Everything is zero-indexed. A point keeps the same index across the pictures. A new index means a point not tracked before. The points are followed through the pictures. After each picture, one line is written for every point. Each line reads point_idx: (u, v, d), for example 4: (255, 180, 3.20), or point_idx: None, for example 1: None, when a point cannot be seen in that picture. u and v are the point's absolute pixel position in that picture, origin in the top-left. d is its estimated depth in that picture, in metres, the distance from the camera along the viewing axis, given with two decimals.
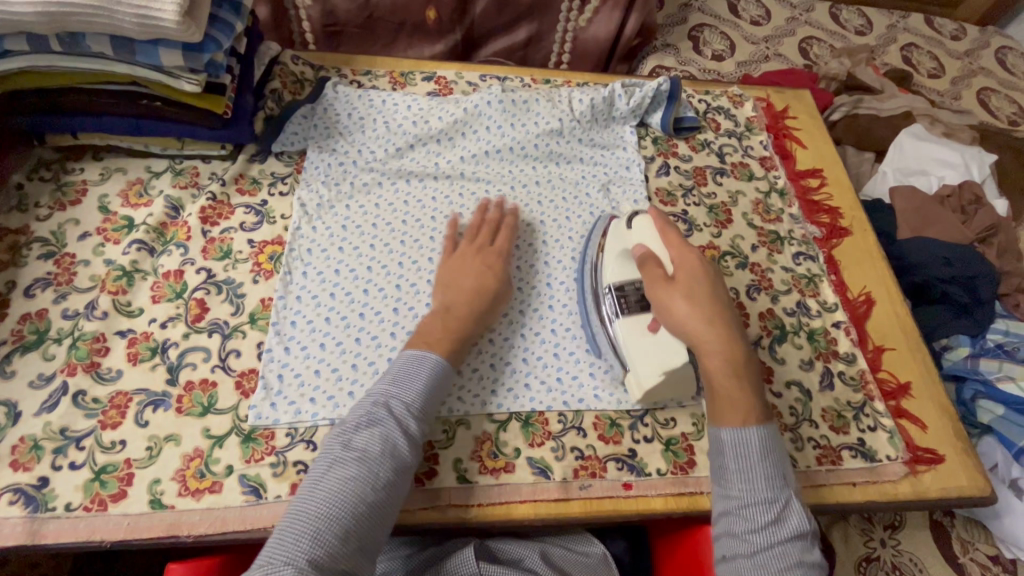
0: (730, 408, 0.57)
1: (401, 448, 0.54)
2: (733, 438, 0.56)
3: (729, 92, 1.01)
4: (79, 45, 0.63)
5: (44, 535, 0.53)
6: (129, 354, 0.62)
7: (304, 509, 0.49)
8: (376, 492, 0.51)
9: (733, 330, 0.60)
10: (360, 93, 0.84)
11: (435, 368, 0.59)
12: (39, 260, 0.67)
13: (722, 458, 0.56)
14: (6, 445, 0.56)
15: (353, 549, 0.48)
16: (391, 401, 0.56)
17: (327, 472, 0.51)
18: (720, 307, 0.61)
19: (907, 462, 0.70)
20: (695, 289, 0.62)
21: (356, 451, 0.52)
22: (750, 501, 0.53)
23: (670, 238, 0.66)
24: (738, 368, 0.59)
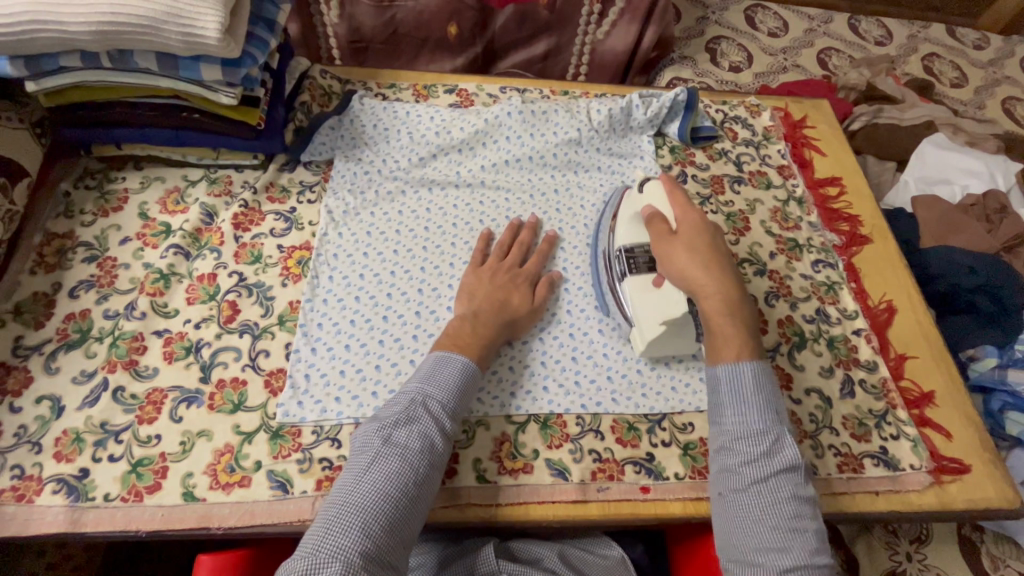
0: (727, 343, 0.61)
1: (438, 445, 0.56)
2: (730, 374, 0.59)
3: (746, 102, 1.03)
4: (126, 61, 0.67)
5: (84, 524, 0.56)
6: (165, 352, 0.65)
7: (350, 501, 0.51)
8: (417, 486, 0.53)
9: (726, 271, 0.65)
10: (384, 105, 0.87)
11: (465, 370, 0.61)
12: (83, 263, 0.70)
13: (718, 395, 0.59)
14: (51, 437, 0.59)
15: (396, 541, 0.50)
16: (428, 400, 0.58)
17: (371, 466, 0.53)
18: (719, 256, 0.66)
19: (931, 471, 0.69)
20: (696, 242, 0.66)
21: (397, 445, 0.54)
22: (742, 435, 0.57)
23: (677, 198, 0.71)
24: (732, 305, 0.63)
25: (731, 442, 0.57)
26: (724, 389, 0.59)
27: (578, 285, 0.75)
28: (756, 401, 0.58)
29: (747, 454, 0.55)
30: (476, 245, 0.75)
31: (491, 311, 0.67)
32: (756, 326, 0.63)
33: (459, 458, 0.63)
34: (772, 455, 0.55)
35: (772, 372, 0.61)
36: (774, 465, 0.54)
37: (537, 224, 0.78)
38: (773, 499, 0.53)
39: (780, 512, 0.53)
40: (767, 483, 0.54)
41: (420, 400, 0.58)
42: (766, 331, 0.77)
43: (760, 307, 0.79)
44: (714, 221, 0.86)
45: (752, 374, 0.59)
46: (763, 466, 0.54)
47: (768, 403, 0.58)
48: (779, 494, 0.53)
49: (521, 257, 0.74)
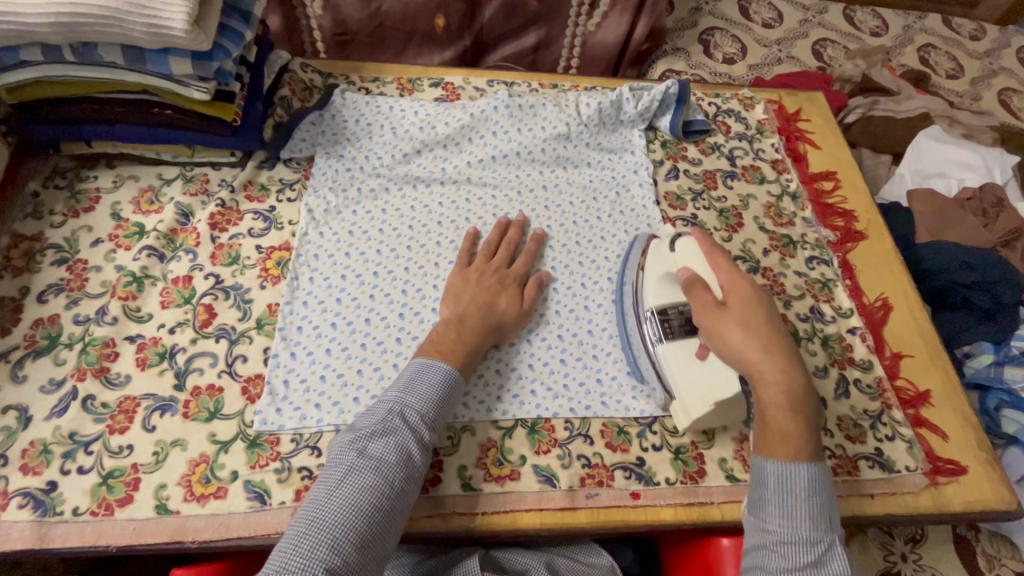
0: (783, 441, 0.54)
1: (415, 457, 0.54)
2: (781, 472, 0.53)
3: (739, 95, 1.00)
4: (91, 54, 0.64)
5: (51, 539, 0.54)
6: (138, 359, 0.63)
7: (321, 516, 0.48)
8: (393, 500, 0.51)
9: (797, 379, 0.55)
10: (367, 100, 0.84)
11: (445, 378, 0.59)
12: (52, 266, 0.68)
13: (764, 490, 0.53)
14: (17, 449, 0.57)
15: (368, 558, 0.48)
16: (405, 409, 0.56)
17: (343, 480, 0.51)
18: (778, 334, 0.58)
19: (927, 473, 0.68)
20: (748, 317, 0.59)
21: (372, 457, 0.52)
22: (773, 451, 0.54)
23: (721, 263, 0.63)
24: (797, 398, 0.55)
25: (756, 448, 0.56)
26: (772, 484, 0.53)
27: (568, 285, 0.73)
28: (808, 501, 0.52)
29: (767, 460, 0.54)
30: (462, 244, 0.73)
31: (477, 314, 0.64)
32: (820, 428, 0.55)
33: (443, 465, 0.62)
34: (802, 472, 0.53)
35: (829, 474, 0.54)
36: (804, 483, 0.52)
37: (525, 224, 0.76)
38: (791, 506, 0.52)
39: (808, 531, 0.51)
40: (786, 489, 0.52)
41: (397, 410, 0.56)
42: None
43: None
44: (706, 218, 0.84)
45: (809, 477, 0.52)
46: (794, 483, 0.52)
47: (822, 503, 0.52)
48: (807, 510, 0.51)
49: (508, 258, 0.71)
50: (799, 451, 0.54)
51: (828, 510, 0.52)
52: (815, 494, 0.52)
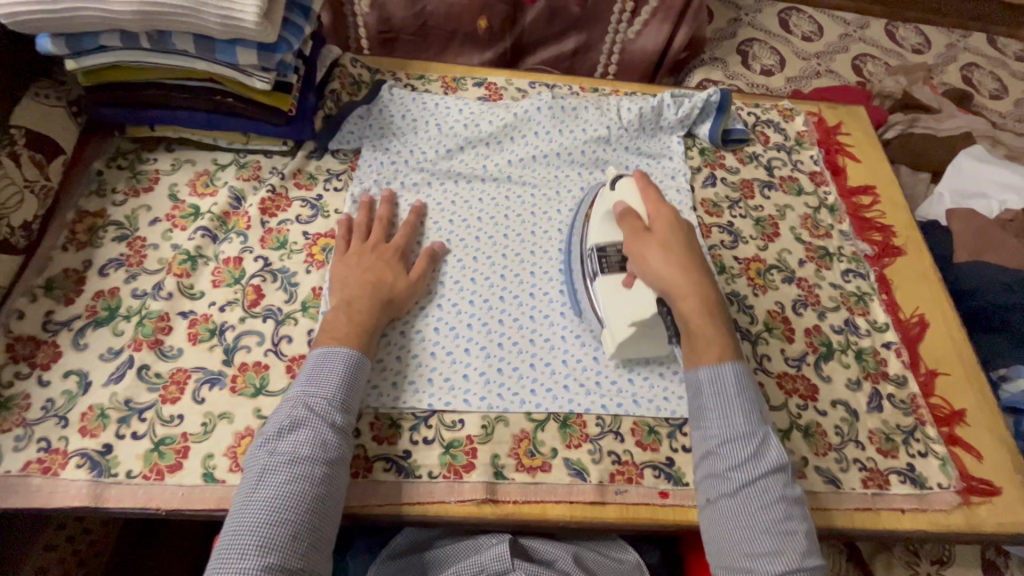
0: (708, 346, 0.60)
1: (331, 442, 0.55)
2: (712, 376, 0.59)
3: (779, 106, 1.00)
4: (164, 42, 0.67)
5: (106, 499, 0.56)
6: (190, 334, 0.66)
7: (244, 518, 0.50)
8: (318, 482, 0.53)
9: (713, 298, 0.62)
10: (413, 96, 0.87)
11: (349, 360, 0.60)
12: (113, 242, 0.71)
13: (701, 399, 0.59)
14: (76, 413, 0.60)
15: (306, 548, 0.50)
16: (309, 401, 0.57)
17: (258, 484, 0.52)
18: (694, 257, 0.64)
19: (960, 492, 0.67)
20: (670, 241, 0.65)
21: (289, 450, 0.54)
22: (728, 438, 0.57)
23: (651, 197, 0.69)
24: (710, 305, 0.62)
25: (717, 446, 0.57)
26: (706, 394, 0.59)
27: (485, 273, 0.74)
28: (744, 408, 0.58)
29: (734, 459, 0.55)
30: (339, 232, 0.73)
31: (360, 290, 0.66)
32: (732, 329, 0.62)
33: (478, 452, 0.63)
34: (759, 457, 0.55)
35: (750, 372, 0.61)
36: (761, 467, 0.55)
37: (393, 198, 0.77)
38: (763, 501, 0.54)
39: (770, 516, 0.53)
40: (757, 486, 0.54)
41: (300, 403, 0.57)
42: (791, 340, 0.75)
43: (787, 315, 0.77)
44: (742, 225, 0.84)
45: (734, 378, 0.59)
46: (751, 469, 0.55)
47: (751, 403, 0.58)
48: (768, 497, 0.54)
49: (384, 235, 0.73)
50: (753, 434, 0.56)
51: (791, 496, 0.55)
52: (775, 478, 0.55)
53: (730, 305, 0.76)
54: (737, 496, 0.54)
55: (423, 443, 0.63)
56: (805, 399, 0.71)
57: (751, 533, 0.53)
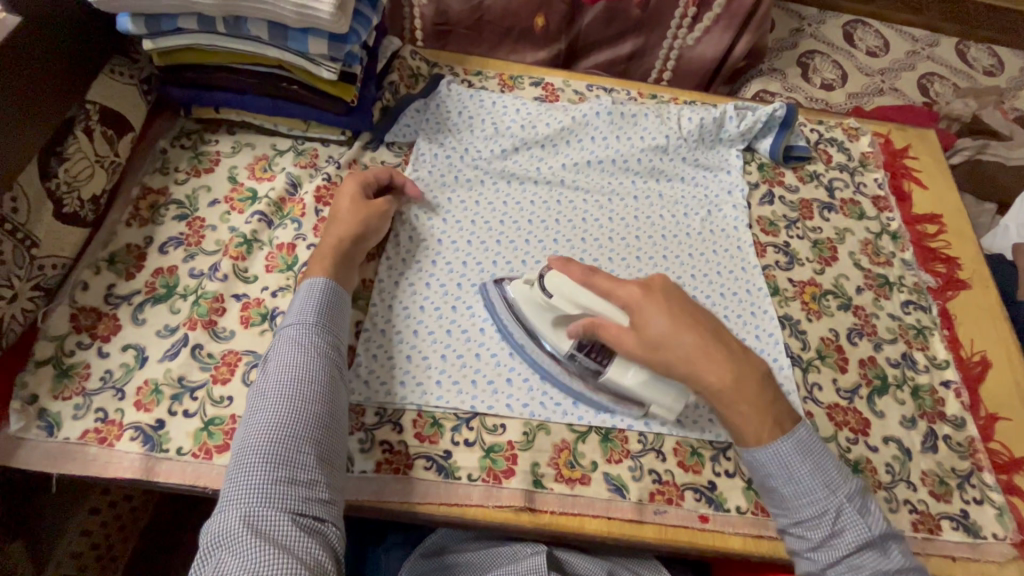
0: (746, 428, 0.57)
1: (319, 365, 0.56)
2: (772, 458, 0.56)
3: (844, 124, 0.97)
4: (240, 27, 0.68)
5: (158, 474, 0.58)
6: (242, 317, 0.67)
7: (247, 444, 0.52)
8: (315, 401, 0.54)
9: (718, 348, 0.58)
10: (471, 93, 0.86)
11: (327, 290, 0.62)
12: (173, 220, 0.72)
13: (766, 475, 0.57)
14: (132, 386, 0.61)
15: (312, 462, 0.52)
16: (294, 331, 0.58)
17: (257, 411, 0.54)
18: (689, 333, 0.58)
19: (1017, 544, 0.64)
20: (658, 341, 0.58)
21: (283, 372, 0.55)
22: (757, 440, 0.57)
23: (601, 284, 0.61)
24: (737, 378, 0.57)
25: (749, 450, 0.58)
26: (768, 465, 0.57)
27: None
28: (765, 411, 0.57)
29: (766, 458, 0.57)
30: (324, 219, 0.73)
31: (340, 225, 0.68)
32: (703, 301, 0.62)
33: (519, 458, 0.62)
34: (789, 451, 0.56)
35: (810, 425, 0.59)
36: (794, 461, 0.56)
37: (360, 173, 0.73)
38: (807, 493, 0.56)
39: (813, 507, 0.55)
40: (795, 481, 0.56)
41: (286, 335, 0.58)
42: (844, 369, 0.73)
43: (842, 343, 0.75)
44: (799, 247, 0.82)
45: (794, 449, 0.56)
46: (787, 466, 0.56)
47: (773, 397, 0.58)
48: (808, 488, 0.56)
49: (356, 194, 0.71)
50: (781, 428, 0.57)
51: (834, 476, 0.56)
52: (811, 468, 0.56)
53: (782, 328, 0.74)
54: (781, 491, 0.57)
55: (464, 444, 0.62)
56: (856, 433, 0.69)
57: (801, 521, 0.56)
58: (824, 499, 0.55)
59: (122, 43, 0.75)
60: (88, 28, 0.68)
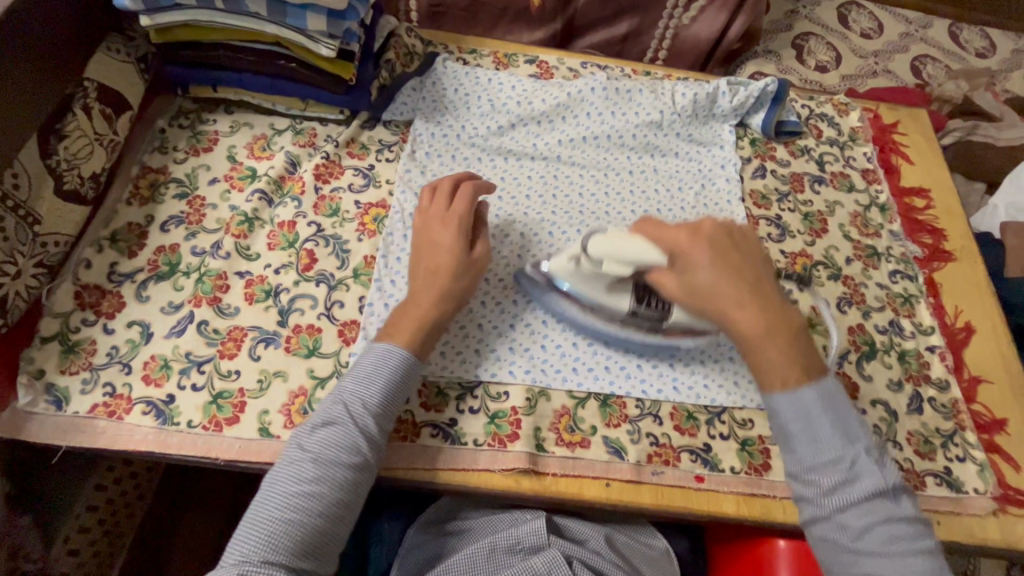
0: (783, 369, 0.57)
1: (360, 449, 0.54)
2: (837, 437, 0.54)
3: (834, 100, 0.98)
4: (239, 4, 0.69)
5: (168, 445, 0.59)
6: (246, 294, 0.68)
7: (264, 505, 0.51)
8: (339, 486, 0.52)
9: (763, 302, 0.60)
10: (467, 70, 0.86)
11: (397, 367, 0.58)
12: (173, 199, 0.73)
13: (825, 496, 0.54)
14: (139, 361, 0.62)
15: (312, 552, 0.50)
16: (348, 400, 0.56)
17: (287, 472, 0.52)
18: (752, 282, 0.61)
19: (996, 498, 0.68)
20: (725, 304, 0.60)
21: (321, 443, 0.54)
22: (818, 463, 0.54)
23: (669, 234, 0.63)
24: (788, 332, 0.59)
25: (805, 474, 0.55)
26: (828, 479, 0.54)
27: (531, 251, 0.74)
28: (828, 421, 0.55)
29: (825, 485, 0.54)
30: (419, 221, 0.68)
31: (434, 288, 0.63)
32: (768, 262, 0.64)
33: (522, 423, 0.64)
34: (852, 483, 0.53)
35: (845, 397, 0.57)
36: (857, 491, 0.53)
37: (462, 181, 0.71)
38: (874, 525, 0.52)
39: (885, 546, 0.51)
40: (860, 511, 0.52)
41: (341, 401, 0.56)
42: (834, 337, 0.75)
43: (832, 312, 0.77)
44: (791, 219, 0.84)
45: (864, 469, 0.53)
46: (847, 495, 0.53)
47: (841, 417, 0.55)
48: (875, 520, 0.52)
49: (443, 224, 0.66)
50: (844, 454, 0.54)
51: (909, 524, 0.52)
52: (879, 502, 0.53)
53: None
54: (841, 519, 0.53)
55: (469, 412, 0.64)
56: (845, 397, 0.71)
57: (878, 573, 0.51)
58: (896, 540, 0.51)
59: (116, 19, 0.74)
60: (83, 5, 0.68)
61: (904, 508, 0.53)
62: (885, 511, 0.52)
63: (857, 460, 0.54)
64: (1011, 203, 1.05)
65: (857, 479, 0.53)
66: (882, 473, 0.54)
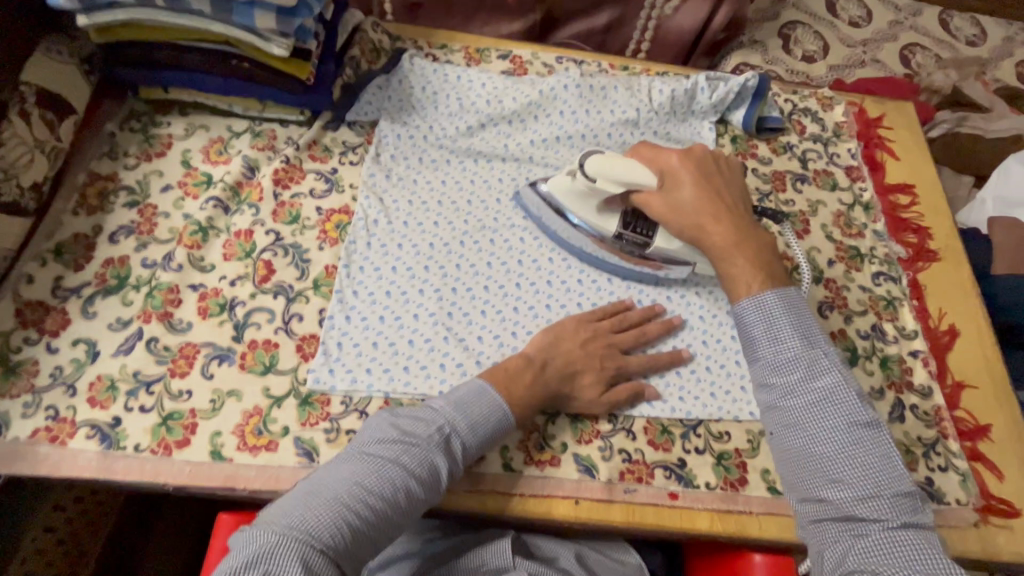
0: (737, 281, 0.63)
1: (431, 480, 0.54)
2: (799, 341, 0.58)
3: (818, 93, 0.95)
4: (181, 2, 0.65)
5: (114, 470, 0.56)
6: (200, 308, 0.64)
7: (327, 488, 0.50)
8: (395, 507, 0.51)
9: (737, 220, 0.66)
10: (435, 67, 0.83)
11: (497, 412, 0.58)
12: (123, 208, 0.69)
13: (786, 397, 0.57)
14: (84, 381, 0.59)
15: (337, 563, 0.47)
16: (451, 428, 0.56)
17: (360, 466, 0.52)
18: (722, 205, 0.67)
19: (977, 510, 0.66)
20: (707, 208, 0.66)
21: (400, 455, 0.53)
22: (780, 365, 0.58)
23: (646, 157, 0.69)
24: (743, 238, 0.65)
25: (767, 377, 0.59)
26: (790, 381, 0.57)
27: (501, 259, 0.71)
28: (789, 324, 0.59)
29: (787, 387, 0.57)
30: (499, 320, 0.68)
31: (559, 366, 0.63)
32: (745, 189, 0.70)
33: None
34: (812, 381, 0.57)
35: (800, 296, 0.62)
36: (814, 391, 0.56)
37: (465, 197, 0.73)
38: (828, 421, 0.55)
39: (836, 440, 0.55)
40: (815, 408, 0.56)
41: (443, 425, 0.56)
42: None
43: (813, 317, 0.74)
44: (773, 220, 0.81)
45: (823, 375, 0.57)
46: (805, 390, 0.57)
47: (802, 324, 0.59)
48: (829, 416, 0.55)
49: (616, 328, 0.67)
50: (803, 357, 0.58)
51: (868, 433, 0.55)
52: (835, 402, 0.56)
53: None
54: (800, 414, 0.56)
55: None
56: None
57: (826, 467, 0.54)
58: (846, 440, 0.54)
59: (55, 18, 0.70)
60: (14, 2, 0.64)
61: (865, 411, 0.56)
62: (845, 415, 0.55)
63: (817, 362, 0.57)
64: (1000, 198, 1.03)
65: (817, 377, 0.57)
66: (843, 376, 0.57)
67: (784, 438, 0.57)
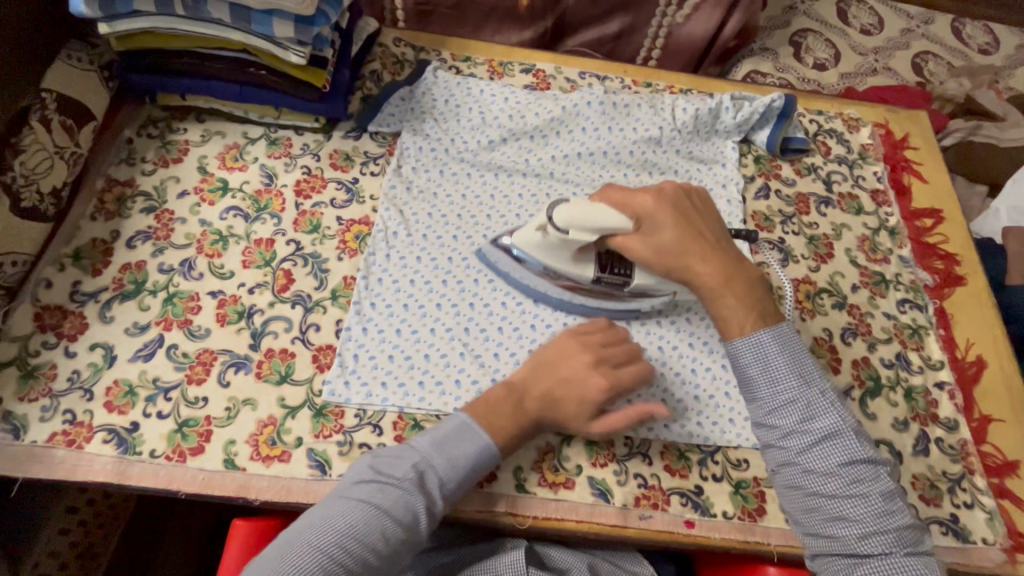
0: (729, 321, 0.60)
1: (417, 522, 0.53)
2: (793, 392, 0.56)
3: (843, 114, 0.94)
4: (200, 10, 0.66)
5: (128, 476, 0.56)
6: (218, 315, 0.65)
7: (314, 532, 0.50)
8: (379, 549, 0.51)
9: (716, 253, 0.62)
10: (459, 80, 0.83)
11: (482, 449, 0.57)
12: (141, 214, 0.70)
13: (783, 437, 0.56)
14: (102, 386, 0.60)
15: None
16: (431, 469, 0.55)
17: (344, 510, 0.51)
18: (703, 240, 0.63)
19: (1006, 549, 0.64)
20: (686, 250, 0.62)
21: (384, 499, 0.52)
22: (775, 407, 0.57)
23: (617, 198, 0.64)
24: (729, 274, 0.61)
25: (764, 418, 0.57)
26: (785, 420, 0.56)
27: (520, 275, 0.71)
28: (782, 362, 0.57)
29: (784, 428, 0.56)
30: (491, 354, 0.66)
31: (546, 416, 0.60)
32: (723, 222, 0.66)
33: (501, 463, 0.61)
34: (810, 422, 0.55)
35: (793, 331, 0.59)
36: (812, 432, 0.55)
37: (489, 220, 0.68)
38: (829, 461, 0.54)
39: (838, 480, 0.53)
40: (816, 450, 0.54)
41: (424, 467, 0.55)
42: (838, 370, 0.71)
43: (836, 344, 0.73)
44: (794, 243, 0.80)
45: (817, 419, 0.55)
46: (803, 432, 0.55)
47: (796, 362, 0.57)
48: (829, 458, 0.54)
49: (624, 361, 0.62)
50: (799, 398, 0.56)
51: (868, 465, 0.54)
52: (834, 442, 0.54)
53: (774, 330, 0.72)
54: (802, 454, 0.55)
55: None
56: None
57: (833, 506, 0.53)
58: (848, 475, 0.53)
59: (75, 26, 0.72)
60: (38, 11, 0.65)
61: (862, 446, 0.54)
62: (844, 455, 0.54)
63: (812, 401, 0.56)
64: (1013, 207, 1.02)
65: (813, 418, 0.55)
66: (839, 413, 0.55)
67: (785, 476, 0.56)
